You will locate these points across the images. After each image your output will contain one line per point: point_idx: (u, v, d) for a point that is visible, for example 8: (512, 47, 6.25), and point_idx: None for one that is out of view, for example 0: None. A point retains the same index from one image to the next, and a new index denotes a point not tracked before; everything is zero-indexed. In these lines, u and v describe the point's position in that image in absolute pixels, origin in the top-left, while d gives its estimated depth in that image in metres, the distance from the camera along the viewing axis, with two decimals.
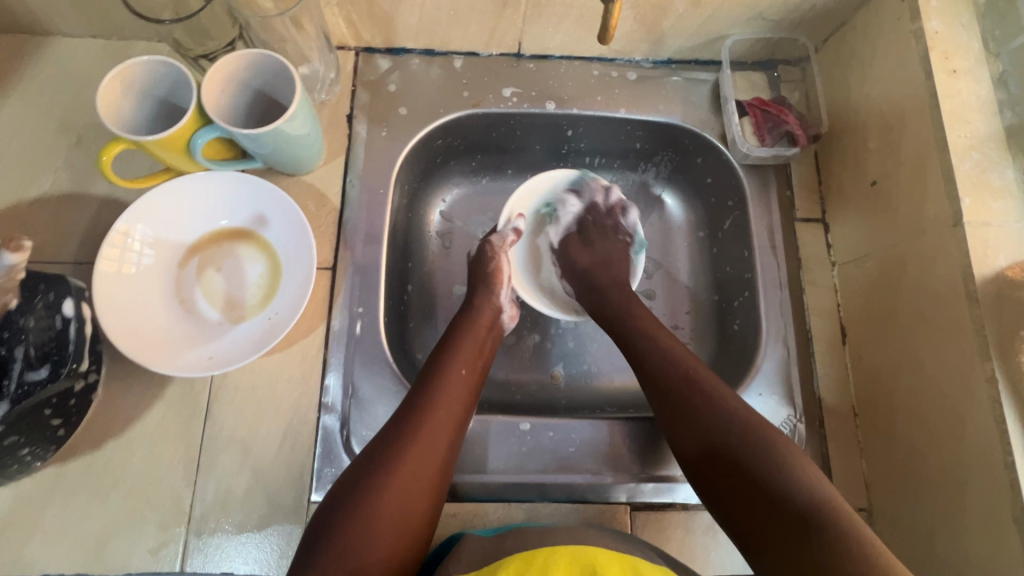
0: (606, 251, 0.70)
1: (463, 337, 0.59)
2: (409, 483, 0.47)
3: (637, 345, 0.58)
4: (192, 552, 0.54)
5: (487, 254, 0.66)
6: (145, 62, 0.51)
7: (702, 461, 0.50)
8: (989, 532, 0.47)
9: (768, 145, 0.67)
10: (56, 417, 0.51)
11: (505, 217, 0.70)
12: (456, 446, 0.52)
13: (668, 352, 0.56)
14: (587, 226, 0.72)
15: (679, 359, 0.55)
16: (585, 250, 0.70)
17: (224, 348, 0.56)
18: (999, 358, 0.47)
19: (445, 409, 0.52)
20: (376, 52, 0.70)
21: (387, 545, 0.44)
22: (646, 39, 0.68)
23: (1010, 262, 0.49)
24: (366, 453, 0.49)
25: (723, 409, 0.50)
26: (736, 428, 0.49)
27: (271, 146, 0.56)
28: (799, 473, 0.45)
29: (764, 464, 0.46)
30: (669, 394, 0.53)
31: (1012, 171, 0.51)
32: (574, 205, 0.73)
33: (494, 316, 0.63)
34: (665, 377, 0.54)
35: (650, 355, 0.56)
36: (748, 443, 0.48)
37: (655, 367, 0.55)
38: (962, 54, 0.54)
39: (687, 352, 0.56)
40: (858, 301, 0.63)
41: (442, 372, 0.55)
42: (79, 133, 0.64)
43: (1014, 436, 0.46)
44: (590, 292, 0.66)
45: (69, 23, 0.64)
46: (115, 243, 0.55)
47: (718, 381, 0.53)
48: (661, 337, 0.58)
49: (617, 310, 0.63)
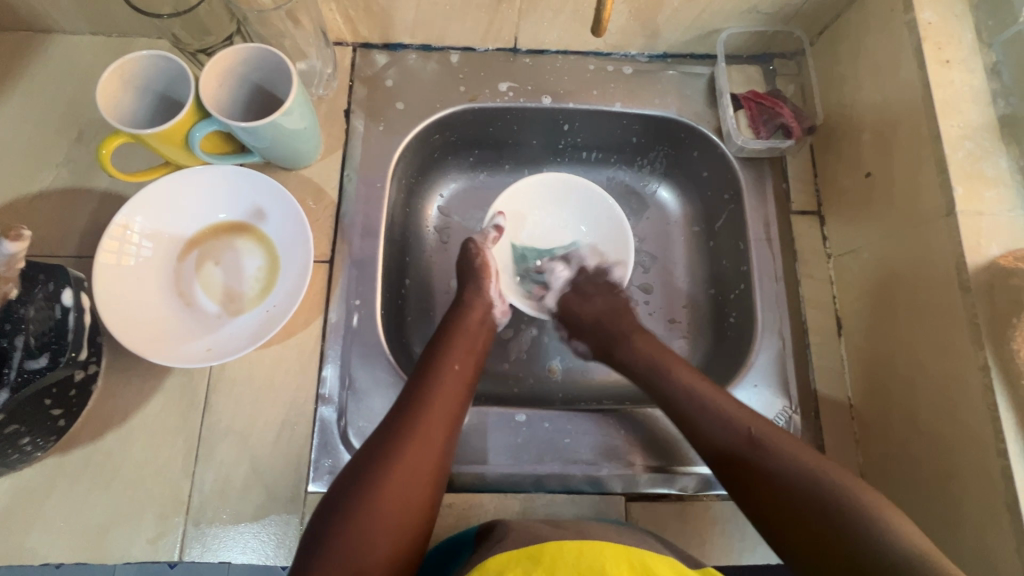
0: (609, 302, 0.69)
1: (455, 335, 0.60)
2: (409, 475, 0.48)
3: (681, 406, 0.56)
4: (190, 542, 0.55)
5: (472, 249, 0.69)
6: (144, 57, 0.52)
7: (773, 524, 0.48)
8: (983, 520, 0.47)
9: (763, 137, 0.67)
10: (56, 407, 0.51)
11: (487, 215, 0.72)
12: (453, 437, 0.53)
13: (719, 413, 0.54)
14: (581, 285, 0.73)
15: (732, 420, 0.53)
16: (590, 303, 0.70)
17: (222, 340, 0.57)
18: (991, 346, 0.47)
19: (439, 402, 0.53)
20: (373, 48, 0.71)
21: (388, 538, 0.45)
22: (641, 33, 0.68)
23: (1003, 251, 0.49)
24: (364, 448, 0.50)
25: (793, 471, 0.48)
26: (812, 487, 0.47)
27: (269, 139, 0.57)
28: (892, 525, 0.44)
29: (852, 523, 0.45)
30: (732, 467, 0.51)
31: (1005, 160, 0.51)
32: (563, 272, 0.75)
33: (484, 312, 0.64)
34: (726, 445, 0.52)
35: (700, 420, 0.54)
36: (828, 500, 0.46)
37: (712, 438, 0.53)
38: (955, 44, 0.55)
39: (740, 408, 0.54)
40: (853, 293, 0.63)
41: (436, 367, 0.56)
42: (80, 128, 0.64)
43: (1006, 423, 0.46)
44: (616, 345, 0.65)
45: (70, 20, 0.65)
46: (115, 235, 0.56)
47: (779, 436, 0.51)
48: (707, 394, 0.56)
49: (650, 364, 0.61)
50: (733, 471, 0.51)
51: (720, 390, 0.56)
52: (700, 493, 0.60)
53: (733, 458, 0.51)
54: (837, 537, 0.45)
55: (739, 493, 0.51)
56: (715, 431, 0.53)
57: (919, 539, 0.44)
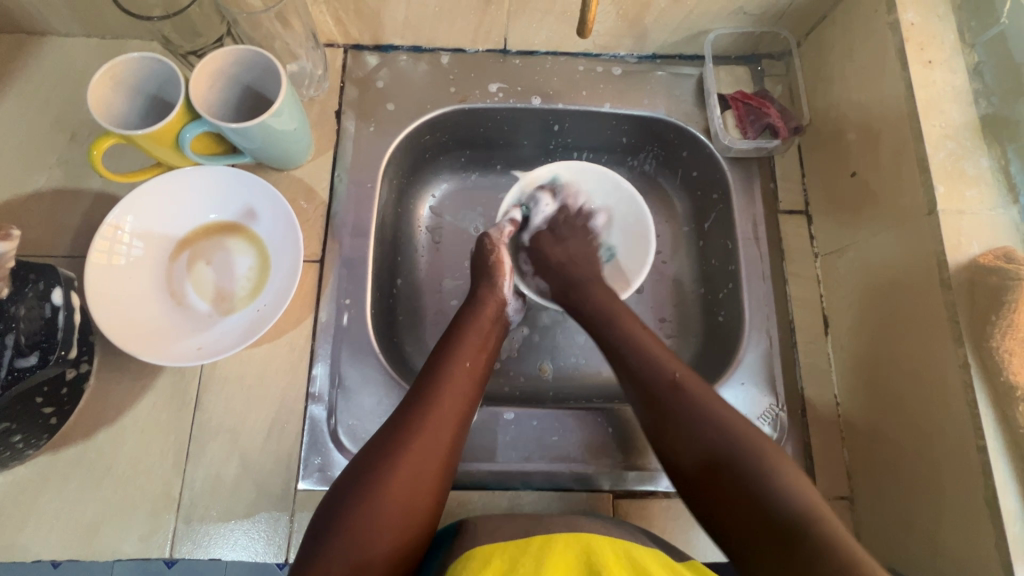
0: (577, 250, 0.69)
1: (466, 331, 0.60)
2: (415, 473, 0.48)
3: (618, 348, 0.57)
4: (180, 539, 0.55)
5: (487, 246, 0.66)
6: (135, 59, 0.52)
7: (681, 461, 0.49)
8: (964, 516, 0.48)
9: (750, 137, 0.68)
10: (48, 405, 0.52)
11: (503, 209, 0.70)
12: (461, 435, 0.53)
13: (654, 360, 0.54)
14: (559, 226, 0.72)
15: (666, 367, 0.53)
16: (561, 246, 0.69)
17: (213, 339, 0.57)
18: (971, 344, 0.48)
19: (448, 400, 0.53)
20: (364, 49, 0.71)
21: (393, 535, 0.45)
22: (629, 34, 0.69)
23: (984, 249, 0.49)
24: (370, 445, 0.50)
25: (707, 417, 0.49)
26: (722, 433, 0.48)
27: (259, 140, 0.57)
28: (784, 478, 0.45)
29: (752, 469, 0.45)
30: (654, 404, 0.51)
31: (986, 160, 0.52)
32: (547, 205, 0.72)
33: (499, 308, 0.64)
34: (654, 383, 0.52)
35: (634, 361, 0.55)
36: (734, 446, 0.47)
37: (642, 377, 0.53)
38: (938, 45, 0.55)
39: (673, 358, 0.55)
40: (840, 291, 0.63)
41: (445, 364, 0.56)
42: (74, 130, 0.65)
43: (986, 419, 0.46)
44: (572, 292, 0.64)
45: (63, 23, 0.66)
46: (106, 235, 0.56)
47: (704, 387, 0.52)
48: (649, 345, 0.56)
49: (598, 311, 0.61)
50: (656, 409, 0.51)
51: (659, 341, 0.57)
52: None
53: (656, 396, 0.52)
54: (736, 485, 0.45)
55: (656, 432, 0.51)
56: (649, 373, 0.53)
57: (815, 497, 0.44)
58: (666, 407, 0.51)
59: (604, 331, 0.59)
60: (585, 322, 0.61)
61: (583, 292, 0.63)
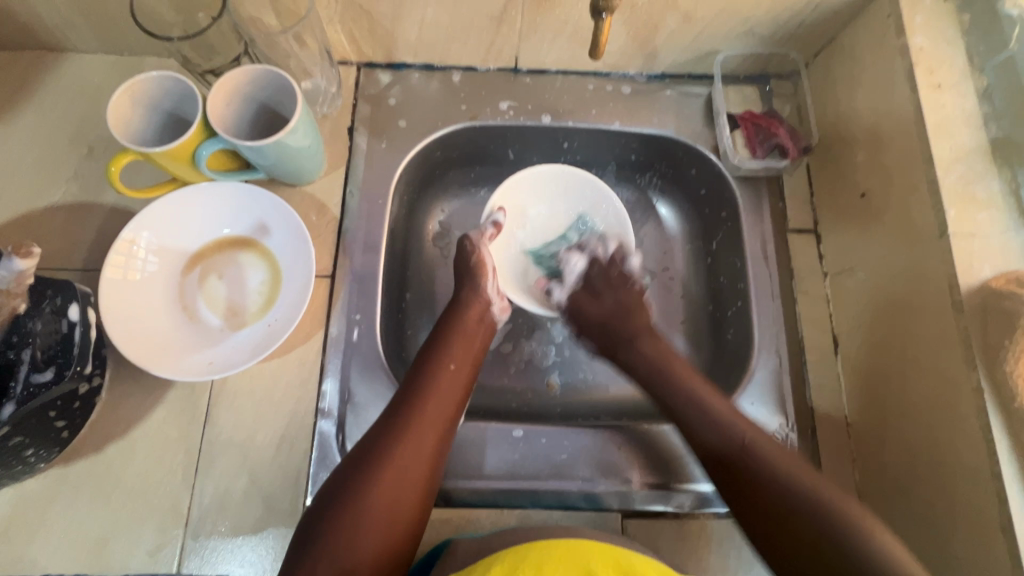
0: (618, 302, 0.69)
1: (452, 334, 0.60)
2: (399, 475, 0.49)
3: (679, 411, 0.57)
4: (188, 554, 0.55)
5: (468, 247, 0.67)
6: (155, 77, 0.53)
7: (752, 523, 0.49)
8: (979, 539, 0.47)
9: (759, 157, 0.68)
10: (61, 419, 0.52)
11: (487, 209, 0.70)
12: (447, 439, 0.53)
13: (719, 421, 0.54)
14: (593, 279, 0.71)
15: (729, 427, 0.53)
16: (603, 304, 0.69)
17: (225, 353, 0.58)
18: (984, 367, 0.48)
19: (433, 402, 0.54)
20: (377, 67, 0.72)
21: (377, 535, 0.46)
22: (639, 53, 0.69)
23: (996, 272, 0.49)
24: (355, 450, 0.51)
25: (773, 475, 0.49)
26: (798, 494, 0.47)
27: (273, 156, 0.58)
28: (879, 544, 0.44)
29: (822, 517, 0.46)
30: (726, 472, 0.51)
31: (997, 183, 0.52)
32: (577, 261, 0.73)
33: (483, 310, 0.64)
34: (719, 446, 0.53)
35: (696, 424, 0.55)
36: (813, 509, 0.46)
37: (704, 438, 0.54)
38: (947, 69, 0.56)
39: (739, 417, 0.54)
40: (850, 310, 0.63)
41: (431, 369, 0.56)
42: (91, 144, 0.66)
43: (1000, 445, 0.46)
44: (623, 351, 0.65)
45: (83, 40, 0.67)
46: (121, 250, 0.57)
47: (772, 445, 0.52)
48: (712, 404, 0.56)
49: (654, 372, 0.61)
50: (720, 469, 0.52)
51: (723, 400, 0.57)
52: (697, 511, 0.60)
53: (721, 461, 0.52)
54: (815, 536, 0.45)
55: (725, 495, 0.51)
56: (710, 434, 0.54)
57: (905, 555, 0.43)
58: (738, 472, 0.51)
59: (668, 396, 0.58)
60: (644, 385, 0.62)
61: (635, 351, 0.64)
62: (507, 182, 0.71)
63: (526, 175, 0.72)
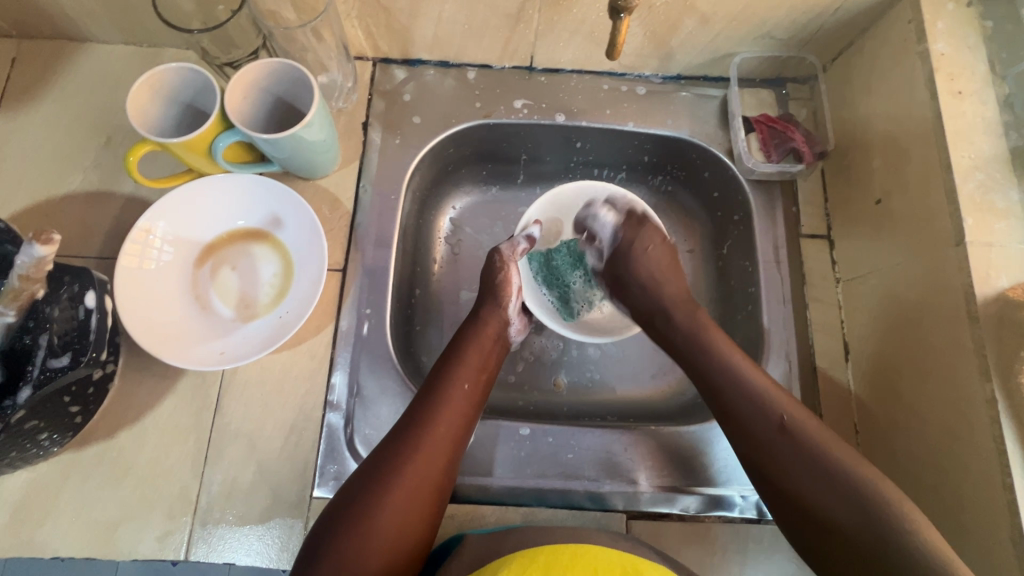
0: (661, 262, 0.66)
1: (467, 349, 0.60)
2: (410, 496, 0.49)
3: (716, 378, 0.55)
4: (196, 542, 0.56)
5: (496, 263, 0.65)
6: (174, 69, 0.54)
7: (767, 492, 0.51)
8: (985, 549, 0.47)
9: (774, 161, 0.68)
10: (75, 404, 0.53)
11: (521, 224, 0.69)
12: (457, 456, 0.54)
13: (756, 394, 0.53)
14: (630, 234, 0.68)
15: (773, 404, 0.52)
16: (646, 261, 0.66)
17: (236, 344, 0.58)
18: (999, 378, 0.47)
19: (445, 423, 0.53)
20: (392, 63, 0.72)
21: (384, 554, 0.46)
22: (655, 55, 0.69)
23: (1013, 282, 0.49)
24: (366, 464, 0.51)
25: (815, 467, 0.48)
26: (827, 475, 0.48)
27: (288, 149, 0.58)
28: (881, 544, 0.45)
29: (861, 517, 0.46)
30: (762, 453, 0.51)
31: (1016, 193, 0.52)
32: (608, 219, 0.69)
33: (500, 327, 0.63)
34: (759, 429, 0.51)
35: (741, 405, 0.53)
36: (842, 494, 0.47)
37: (747, 420, 0.52)
38: (968, 76, 0.55)
39: (782, 394, 0.53)
40: (861, 317, 0.63)
41: (444, 386, 0.56)
42: (108, 134, 0.67)
43: (1013, 457, 0.46)
44: (661, 318, 0.63)
45: (104, 31, 0.67)
46: (137, 239, 0.58)
47: (816, 426, 0.51)
48: (750, 376, 0.54)
49: (689, 337, 0.59)
50: (757, 458, 0.51)
51: (766, 377, 0.55)
52: (703, 514, 0.60)
53: (761, 435, 0.51)
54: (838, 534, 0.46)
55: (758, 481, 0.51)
56: (751, 412, 0.52)
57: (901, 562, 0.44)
58: (785, 457, 0.50)
59: (711, 374, 0.56)
60: (680, 355, 0.60)
61: (669, 319, 0.62)
62: (547, 196, 0.69)
63: (560, 191, 0.70)
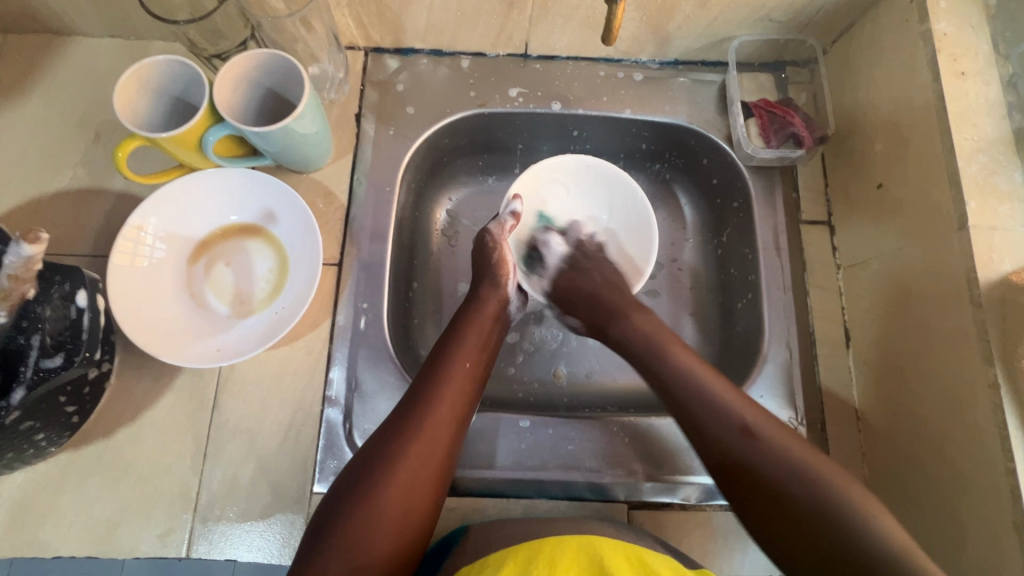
0: (608, 279, 0.66)
1: (467, 330, 0.59)
2: (414, 479, 0.49)
3: (681, 395, 0.53)
4: (197, 539, 0.56)
5: (488, 243, 0.65)
6: (161, 62, 0.53)
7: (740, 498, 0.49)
8: (988, 534, 0.47)
9: (773, 146, 0.67)
10: (71, 404, 0.52)
11: (504, 199, 0.68)
12: (458, 438, 0.53)
13: (718, 405, 0.51)
14: (578, 260, 0.69)
15: (734, 411, 0.51)
16: (586, 277, 0.67)
17: (233, 340, 0.58)
18: (1001, 363, 0.47)
19: (446, 403, 0.53)
20: (385, 52, 0.71)
21: (389, 537, 0.46)
22: (652, 40, 0.68)
23: (1015, 266, 0.48)
24: (367, 448, 0.50)
25: (784, 467, 0.47)
26: (797, 478, 0.47)
27: (280, 143, 0.57)
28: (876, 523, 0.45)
29: (844, 497, 0.46)
30: (730, 460, 0.49)
31: (1020, 175, 0.51)
32: (557, 244, 0.71)
33: (500, 307, 0.63)
34: (723, 437, 0.50)
35: (702, 413, 0.51)
36: (810, 492, 0.46)
37: (710, 431, 0.51)
38: (971, 56, 0.54)
39: (748, 402, 0.52)
40: (862, 304, 0.62)
41: (445, 368, 0.55)
42: (97, 129, 0.66)
43: (1015, 442, 0.45)
44: (614, 324, 0.61)
45: (90, 24, 0.66)
46: (129, 237, 0.57)
47: (784, 434, 0.50)
48: (719, 391, 0.52)
49: (646, 343, 0.58)
50: (726, 464, 0.50)
51: (733, 387, 0.53)
52: (704, 503, 0.60)
53: (726, 447, 0.50)
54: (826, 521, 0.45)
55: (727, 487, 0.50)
56: (715, 424, 0.51)
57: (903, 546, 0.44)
58: (748, 461, 0.49)
59: (672, 385, 0.54)
60: (638, 363, 0.58)
61: (622, 324, 0.61)
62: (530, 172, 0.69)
63: (547, 164, 0.70)
